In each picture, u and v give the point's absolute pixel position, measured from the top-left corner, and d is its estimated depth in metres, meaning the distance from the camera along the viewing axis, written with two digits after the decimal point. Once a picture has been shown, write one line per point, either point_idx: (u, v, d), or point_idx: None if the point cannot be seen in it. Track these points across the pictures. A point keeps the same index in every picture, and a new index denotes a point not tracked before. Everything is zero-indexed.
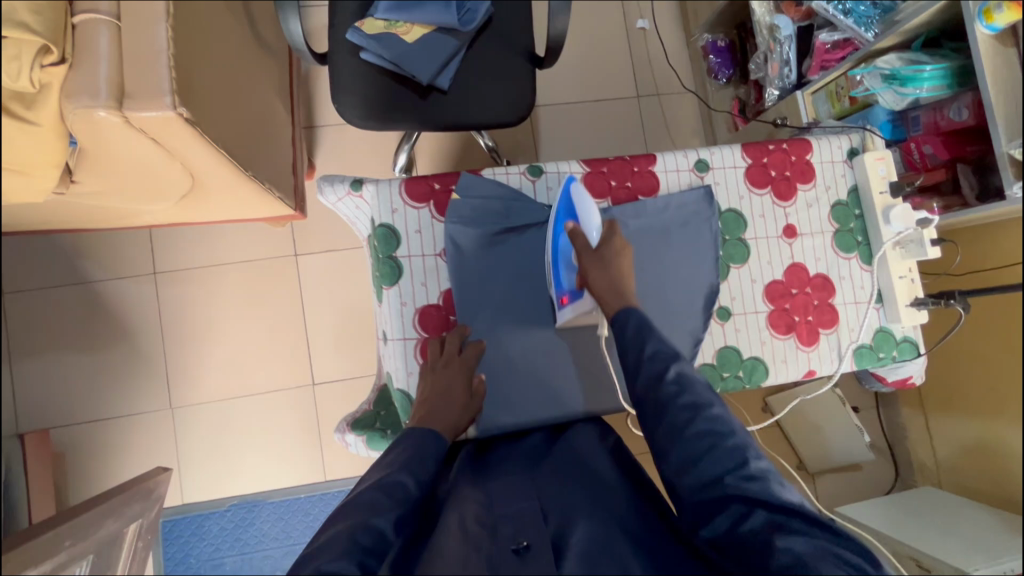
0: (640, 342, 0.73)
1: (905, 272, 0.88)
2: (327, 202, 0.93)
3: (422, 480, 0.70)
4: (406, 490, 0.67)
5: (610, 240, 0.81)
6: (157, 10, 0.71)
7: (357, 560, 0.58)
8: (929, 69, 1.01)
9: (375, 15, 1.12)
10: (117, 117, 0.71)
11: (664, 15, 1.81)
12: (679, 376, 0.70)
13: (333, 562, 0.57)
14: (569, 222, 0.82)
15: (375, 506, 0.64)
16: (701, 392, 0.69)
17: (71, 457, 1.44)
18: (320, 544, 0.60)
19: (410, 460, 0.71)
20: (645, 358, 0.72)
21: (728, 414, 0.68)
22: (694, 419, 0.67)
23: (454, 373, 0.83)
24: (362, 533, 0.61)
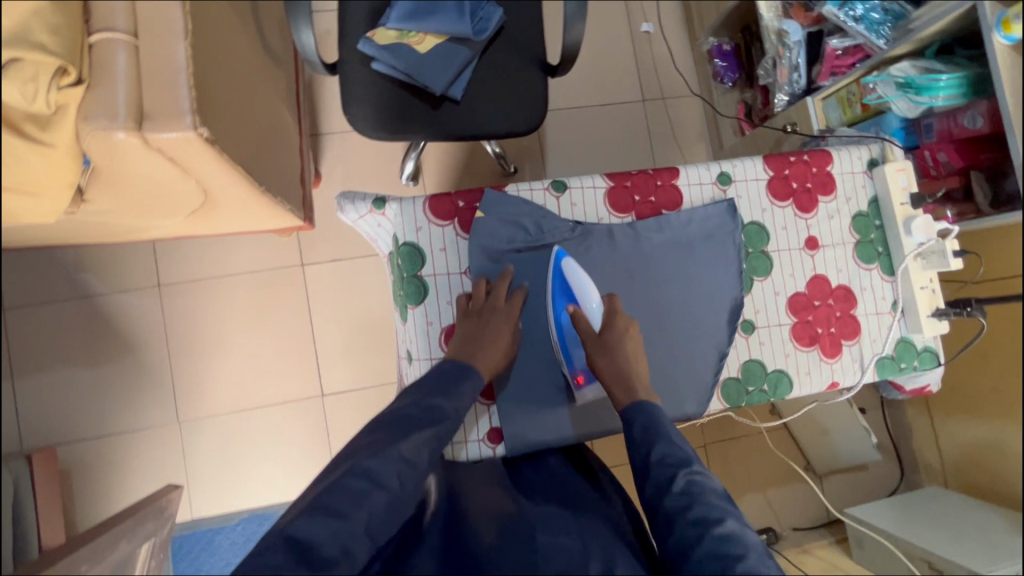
0: (649, 442, 0.72)
1: (926, 283, 0.89)
2: (348, 220, 0.92)
3: (458, 405, 0.75)
4: (441, 412, 0.73)
5: (613, 318, 0.82)
6: (176, 30, 0.70)
7: (396, 469, 0.66)
8: (945, 78, 1.01)
9: (386, 25, 1.10)
10: (136, 139, 0.70)
11: (668, 19, 1.80)
12: (689, 484, 0.68)
13: (376, 464, 0.66)
14: (570, 307, 0.83)
15: (414, 419, 0.71)
16: (713, 503, 0.65)
17: (78, 474, 1.41)
18: (366, 443, 0.69)
19: (444, 385, 0.77)
20: (653, 462, 0.70)
21: (743, 532, 0.63)
22: (702, 539, 0.62)
23: (501, 318, 0.83)
24: (403, 446, 0.68)
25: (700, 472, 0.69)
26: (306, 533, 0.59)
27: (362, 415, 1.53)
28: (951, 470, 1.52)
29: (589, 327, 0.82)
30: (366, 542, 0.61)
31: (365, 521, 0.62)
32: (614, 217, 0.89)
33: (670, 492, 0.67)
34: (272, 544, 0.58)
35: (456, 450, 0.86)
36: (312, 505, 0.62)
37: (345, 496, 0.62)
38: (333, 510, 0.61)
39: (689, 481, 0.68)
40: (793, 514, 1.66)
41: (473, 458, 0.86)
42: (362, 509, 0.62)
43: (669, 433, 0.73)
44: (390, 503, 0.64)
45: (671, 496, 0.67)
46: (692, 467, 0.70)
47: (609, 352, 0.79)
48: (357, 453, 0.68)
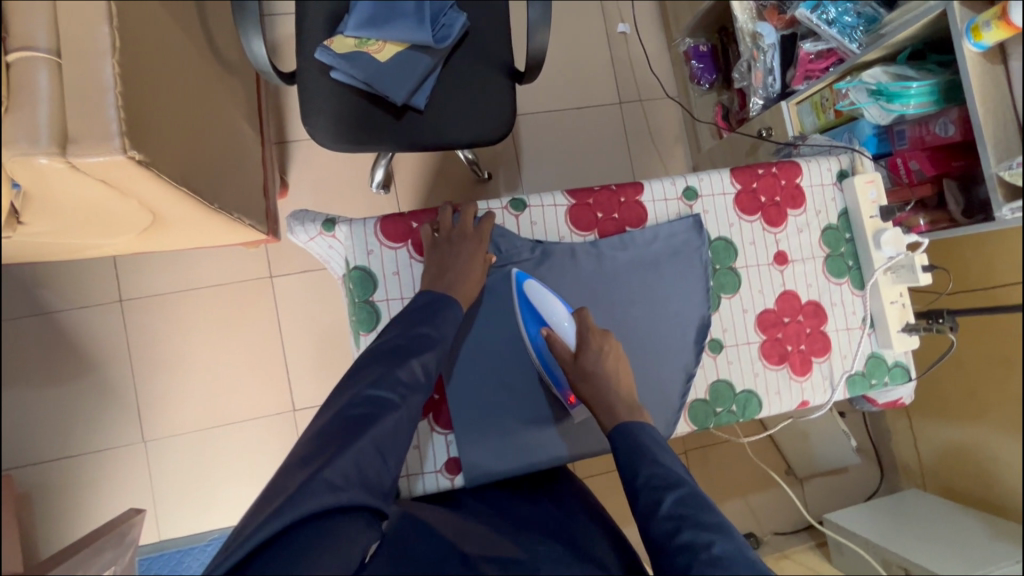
0: (633, 465, 0.68)
1: (896, 297, 0.87)
2: (299, 241, 0.89)
3: (444, 330, 0.75)
4: (431, 339, 0.73)
5: (586, 338, 0.79)
6: (102, 46, 0.66)
7: (397, 390, 0.68)
8: (915, 86, 0.99)
9: (345, 33, 1.06)
10: (61, 163, 0.66)
11: (644, 19, 1.77)
12: (677, 506, 0.64)
13: (376, 390, 0.67)
14: (543, 331, 0.80)
15: (406, 344, 0.72)
16: (702, 525, 0.61)
17: (39, 498, 1.37)
18: (359, 374, 0.70)
19: (427, 313, 0.76)
20: (640, 486, 0.67)
21: (736, 556, 0.58)
22: (691, 564, 0.58)
23: (472, 246, 0.82)
24: (400, 371, 0.69)
25: (691, 493, 0.65)
26: (317, 460, 0.61)
27: None
28: (929, 472, 1.51)
29: (565, 349, 0.79)
30: (378, 461, 0.63)
31: (371, 442, 0.63)
32: (575, 235, 0.87)
33: (658, 515, 0.64)
34: (285, 479, 0.60)
35: (412, 483, 0.82)
36: (319, 436, 0.64)
37: (350, 422, 0.65)
38: (343, 436, 0.63)
39: (677, 502, 0.64)
40: (775, 519, 1.64)
41: (430, 491, 0.82)
42: (369, 431, 0.64)
43: (657, 453, 0.69)
44: (396, 422, 0.66)
45: (658, 521, 0.63)
46: (681, 487, 0.65)
47: (585, 372, 0.77)
48: (355, 384, 0.69)
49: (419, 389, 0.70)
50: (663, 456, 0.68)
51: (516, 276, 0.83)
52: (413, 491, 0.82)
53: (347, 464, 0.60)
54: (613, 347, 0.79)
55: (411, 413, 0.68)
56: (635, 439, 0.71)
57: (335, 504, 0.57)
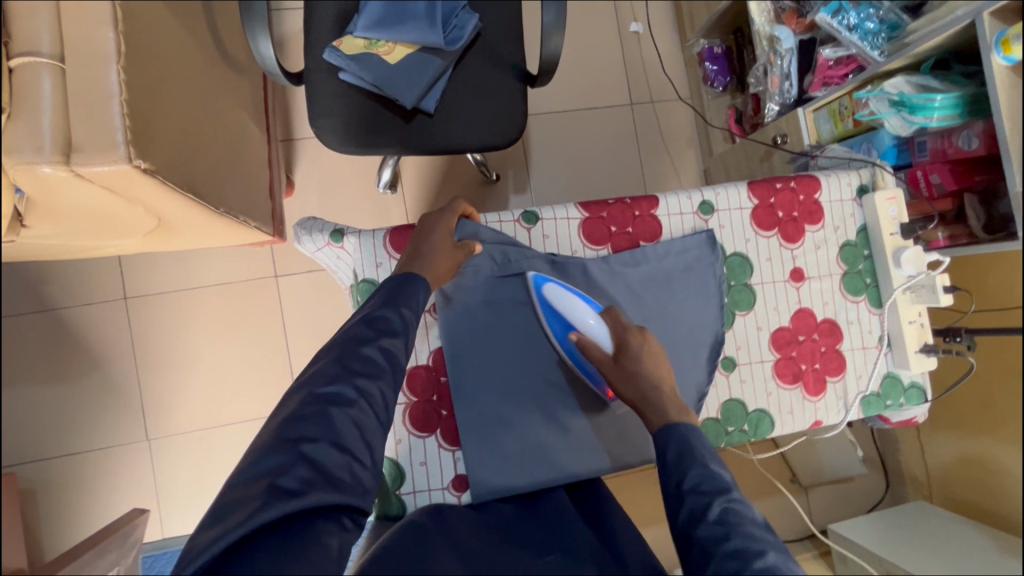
0: (682, 469, 0.67)
1: (915, 317, 0.85)
2: (306, 250, 0.88)
3: (406, 312, 0.72)
4: (392, 322, 0.70)
5: (623, 340, 0.78)
6: (107, 52, 0.64)
7: (353, 384, 0.64)
8: (939, 98, 0.96)
9: (354, 33, 1.04)
10: (65, 172, 0.64)
11: (658, 18, 1.73)
12: (725, 512, 0.62)
13: (328, 387, 0.63)
14: (573, 337, 0.79)
15: (360, 337, 0.68)
16: (751, 534, 0.60)
17: (43, 494, 1.36)
18: (311, 372, 0.66)
19: (388, 294, 0.73)
20: (687, 490, 0.65)
21: (785, 567, 0.58)
22: (742, 573, 0.57)
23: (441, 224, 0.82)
24: (355, 360, 0.66)
25: (740, 503, 0.63)
26: (273, 467, 0.57)
27: None
28: (937, 483, 1.48)
29: (602, 353, 0.78)
30: (341, 458, 0.60)
31: (326, 440, 0.60)
32: (588, 249, 0.86)
33: (705, 520, 0.62)
34: (241, 491, 0.56)
35: (418, 498, 0.82)
36: (271, 441, 0.60)
37: (301, 421, 0.61)
38: (294, 437, 0.59)
39: (724, 510, 0.62)
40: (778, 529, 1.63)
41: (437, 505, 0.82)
42: (326, 430, 0.60)
43: (706, 459, 0.67)
44: (357, 416, 0.63)
45: (706, 525, 0.62)
46: (729, 496, 0.64)
47: (625, 373, 0.76)
48: (307, 382, 0.65)
49: (380, 377, 0.66)
50: (714, 464, 0.67)
51: (536, 279, 0.82)
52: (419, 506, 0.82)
53: (305, 467, 0.57)
54: (651, 345, 0.78)
55: (373, 403, 0.65)
56: (687, 441, 0.69)
57: (291, 510, 0.54)
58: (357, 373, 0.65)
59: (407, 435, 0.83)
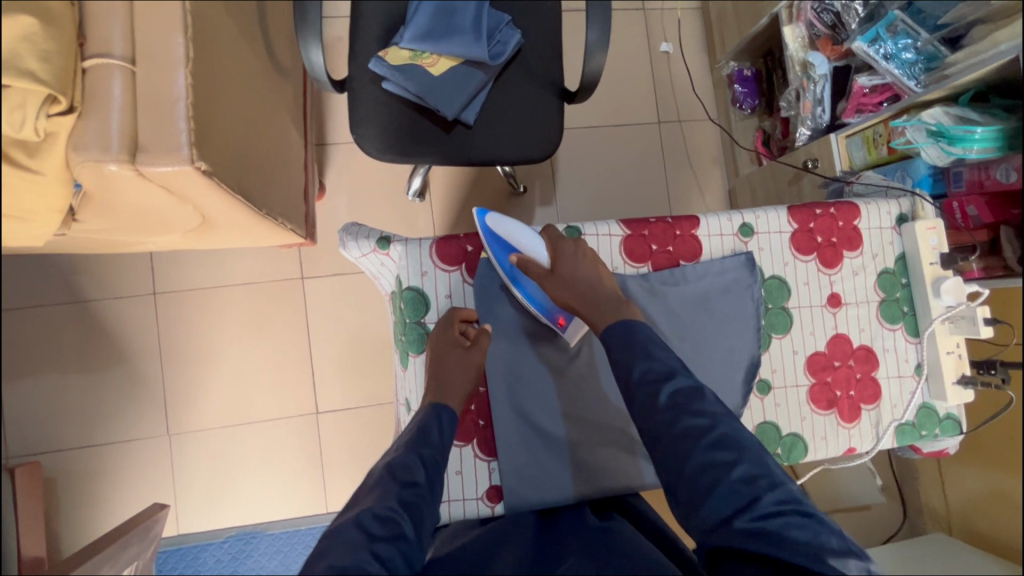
0: (630, 361, 0.71)
1: (952, 347, 0.88)
2: (350, 255, 0.91)
3: (429, 464, 0.71)
4: (415, 474, 0.69)
5: (558, 248, 0.85)
6: (176, 57, 0.66)
7: (372, 550, 0.60)
8: (980, 130, 0.96)
9: (399, 44, 1.06)
10: (129, 170, 0.67)
11: (688, 40, 1.75)
12: (674, 397, 0.67)
13: (346, 560, 0.58)
14: (514, 257, 0.85)
15: (383, 493, 0.66)
16: (703, 411, 0.66)
17: (63, 484, 1.37)
18: (327, 542, 0.61)
19: (412, 442, 0.73)
20: (636, 382, 0.70)
21: (733, 435, 0.65)
22: (696, 451, 0.64)
23: (458, 354, 0.83)
24: (374, 522, 0.63)
25: (685, 384, 0.68)
26: None
27: (358, 436, 1.49)
28: (955, 516, 1.44)
29: (540, 268, 0.84)
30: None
31: None
32: (629, 266, 0.87)
33: (658, 409, 0.67)
34: None
35: (452, 508, 0.84)
36: None
37: None
38: None
39: (674, 393, 0.68)
40: None
41: (469, 516, 0.84)
42: None
43: (649, 348, 0.72)
44: None
45: (659, 412, 0.67)
46: (675, 379, 0.69)
47: (564, 277, 0.81)
48: (324, 552, 0.60)
49: (403, 539, 0.63)
50: (658, 352, 0.71)
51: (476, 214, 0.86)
52: (453, 515, 0.84)
53: None
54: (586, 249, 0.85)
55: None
56: (632, 333, 0.74)
57: None
58: (378, 539, 0.61)
59: None
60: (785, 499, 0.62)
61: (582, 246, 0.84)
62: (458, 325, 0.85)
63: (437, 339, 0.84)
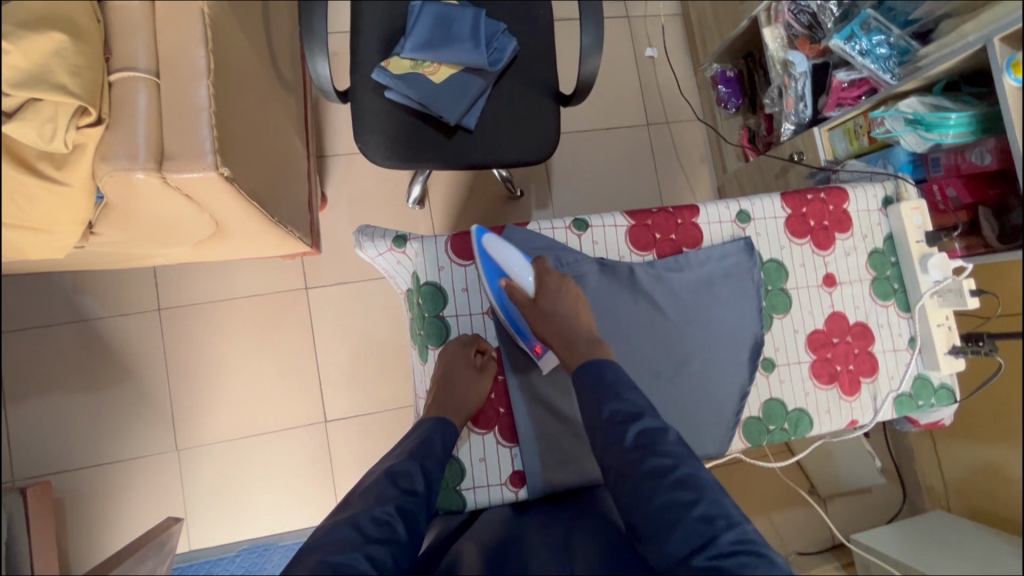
0: (598, 402, 0.74)
1: (943, 320, 0.93)
2: (366, 255, 0.93)
3: (429, 478, 0.75)
4: (413, 482, 0.73)
5: (544, 281, 0.86)
6: (198, 68, 0.70)
7: (366, 552, 0.63)
8: (954, 116, 1.03)
9: (400, 54, 1.10)
10: (155, 178, 0.69)
11: (672, 44, 1.82)
12: (641, 436, 0.70)
13: (340, 555, 0.62)
14: (502, 282, 0.86)
15: (381, 497, 0.70)
16: (665, 452, 0.68)
17: (71, 505, 1.36)
18: (324, 537, 0.65)
19: (414, 452, 0.77)
20: (605, 421, 0.72)
21: (697, 475, 0.67)
22: (658, 490, 0.66)
23: (469, 374, 0.86)
24: (370, 525, 0.66)
25: (651, 424, 0.71)
26: None
27: (369, 443, 1.50)
28: (954, 492, 1.48)
29: (524, 296, 0.86)
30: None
31: None
32: (635, 254, 0.92)
33: (625, 446, 0.70)
34: None
35: (478, 494, 0.86)
36: None
37: None
38: None
39: (639, 434, 0.70)
40: (800, 539, 1.58)
41: (495, 502, 0.87)
42: None
43: (619, 391, 0.74)
44: None
45: (624, 452, 0.69)
46: (642, 420, 0.71)
47: (544, 312, 0.83)
48: (318, 549, 0.64)
49: (395, 543, 0.66)
50: (627, 394, 0.74)
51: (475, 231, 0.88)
52: (479, 504, 0.86)
53: None
54: (570, 285, 0.87)
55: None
56: (601, 374, 0.77)
57: None
58: (370, 540, 0.64)
59: (467, 433, 0.88)
60: (743, 538, 0.63)
61: (567, 283, 0.86)
62: (467, 346, 0.88)
63: (449, 353, 0.88)
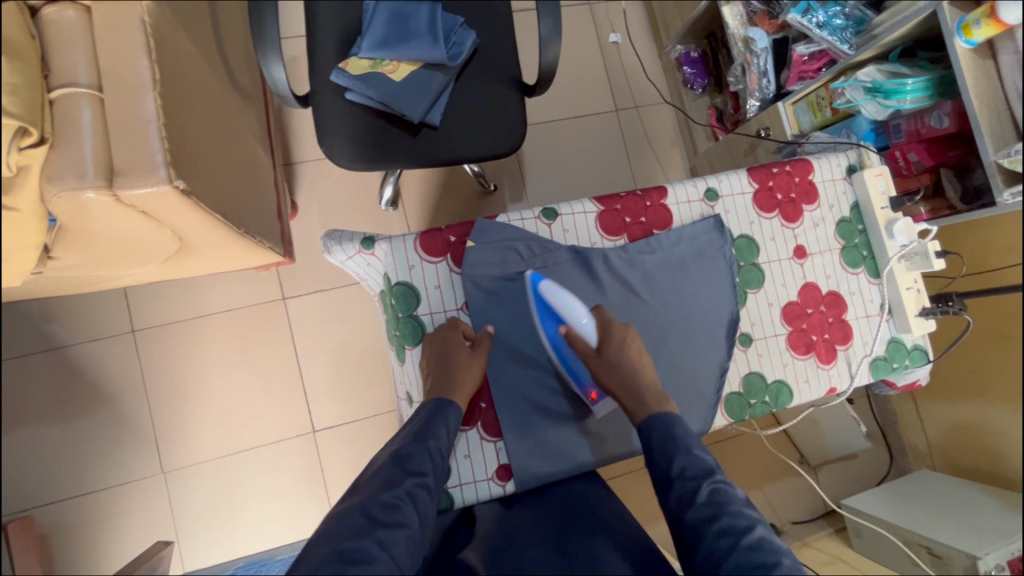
0: (669, 456, 0.73)
1: (911, 283, 0.95)
2: (335, 260, 0.93)
3: (433, 458, 0.74)
4: (419, 465, 0.72)
5: (606, 330, 0.85)
6: (143, 78, 0.68)
7: (378, 539, 0.62)
8: (911, 82, 1.03)
9: (358, 54, 1.07)
10: (107, 196, 0.68)
11: (636, 28, 1.82)
12: (713, 495, 0.69)
13: (352, 541, 0.62)
14: (563, 329, 0.86)
15: (389, 482, 0.69)
16: (738, 512, 0.67)
17: (57, 538, 1.33)
18: (332, 526, 0.65)
19: (417, 434, 0.76)
20: (675, 476, 0.71)
21: (773, 539, 0.65)
22: (732, 549, 0.64)
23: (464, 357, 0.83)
24: (380, 511, 0.66)
25: (722, 481, 0.70)
26: None
27: (359, 450, 1.49)
28: (937, 451, 1.51)
29: (587, 345, 0.85)
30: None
31: None
32: (606, 240, 0.92)
33: (696, 503, 0.68)
34: None
35: (465, 492, 0.86)
36: None
37: None
38: None
39: (712, 492, 0.69)
40: (793, 509, 1.60)
41: (482, 498, 0.86)
42: None
43: (689, 444, 0.74)
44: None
45: (696, 508, 0.68)
46: (714, 477, 0.70)
47: (609, 364, 0.82)
48: (330, 537, 0.63)
49: (406, 526, 0.66)
50: (696, 448, 0.73)
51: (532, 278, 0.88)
52: (467, 500, 0.86)
53: None
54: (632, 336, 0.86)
55: (397, 560, 0.62)
56: (668, 427, 0.76)
57: None
58: (381, 524, 0.64)
59: None
60: None
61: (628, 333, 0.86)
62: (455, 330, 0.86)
63: (439, 337, 0.86)
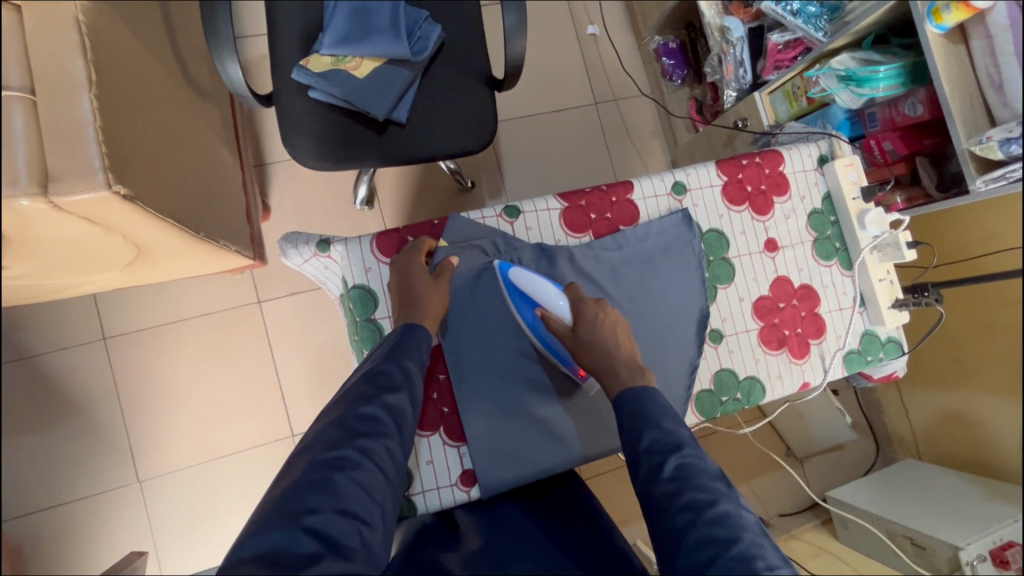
0: (637, 432, 0.71)
1: (884, 275, 0.93)
2: (293, 263, 0.91)
3: (406, 367, 0.74)
4: (393, 376, 0.72)
5: (580, 309, 0.83)
6: (79, 81, 0.67)
7: (357, 450, 0.64)
8: (883, 69, 1.02)
9: (319, 51, 1.05)
10: (44, 204, 0.65)
11: (613, 20, 1.79)
12: (679, 469, 0.66)
13: (332, 451, 0.64)
14: (538, 312, 0.83)
15: (363, 396, 0.70)
16: (703, 486, 0.64)
17: (33, 550, 1.31)
18: (313, 440, 0.66)
19: (391, 351, 0.76)
20: (643, 451, 0.69)
21: (737, 514, 0.62)
22: (694, 524, 0.62)
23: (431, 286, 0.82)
24: (358, 423, 0.67)
25: (691, 455, 0.68)
26: (276, 541, 0.55)
27: None
28: (923, 441, 1.50)
29: (562, 325, 0.82)
30: (349, 525, 0.58)
31: (332, 505, 0.59)
32: (571, 238, 0.90)
33: (661, 478, 0.67)
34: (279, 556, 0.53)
35: (429, 499, 0.84)
36: (272, 507, 0.59)
37: (302, 490, 0.60)
38: (298, 503, 0.58)
39: (678, 466, 0.67)
40: (779, 501, 1.60)
41: (446, 505, 0.85)
42: (329, 499, 0.59)
43: (659, 419, 0.72)
44: (361, 478, 0.62)
45: (661, 482, 0.66)
46: (682, 452, 0.68)
47: (584, 342, 0.80)
48: (311, 450, 0.65)
49: (384, 435, 0.67)
50: (666, 422, 0.71)
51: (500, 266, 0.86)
52: (430, 506, 0.84)
53: (312, 538, 0.56)
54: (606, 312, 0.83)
55: (378, 466, 0.65)
56: (642, 403, 0.74)
57: None
58: (360, 434, 0.66)
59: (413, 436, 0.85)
60: None
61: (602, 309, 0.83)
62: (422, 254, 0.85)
63: (402, 261, 0.84)
